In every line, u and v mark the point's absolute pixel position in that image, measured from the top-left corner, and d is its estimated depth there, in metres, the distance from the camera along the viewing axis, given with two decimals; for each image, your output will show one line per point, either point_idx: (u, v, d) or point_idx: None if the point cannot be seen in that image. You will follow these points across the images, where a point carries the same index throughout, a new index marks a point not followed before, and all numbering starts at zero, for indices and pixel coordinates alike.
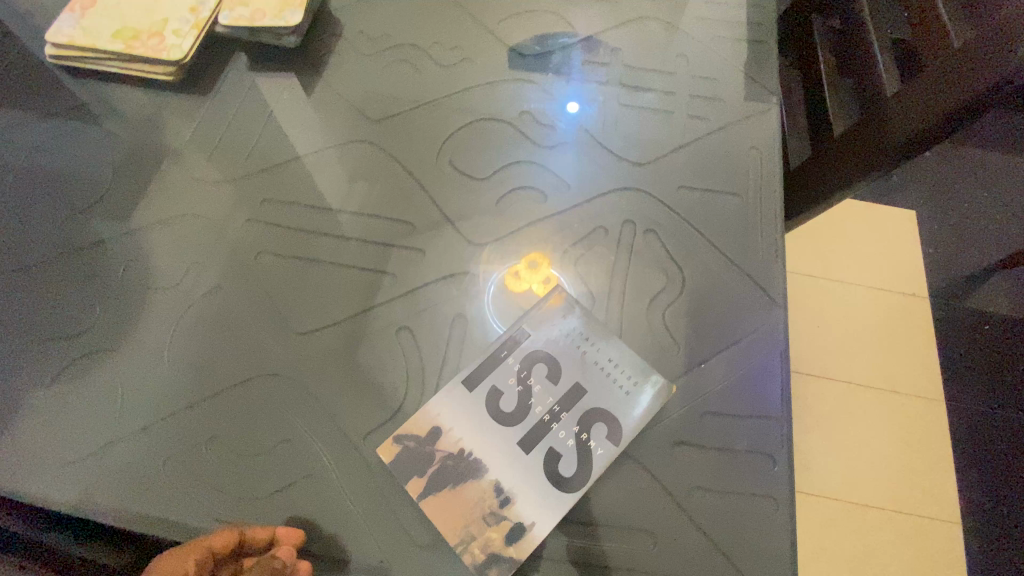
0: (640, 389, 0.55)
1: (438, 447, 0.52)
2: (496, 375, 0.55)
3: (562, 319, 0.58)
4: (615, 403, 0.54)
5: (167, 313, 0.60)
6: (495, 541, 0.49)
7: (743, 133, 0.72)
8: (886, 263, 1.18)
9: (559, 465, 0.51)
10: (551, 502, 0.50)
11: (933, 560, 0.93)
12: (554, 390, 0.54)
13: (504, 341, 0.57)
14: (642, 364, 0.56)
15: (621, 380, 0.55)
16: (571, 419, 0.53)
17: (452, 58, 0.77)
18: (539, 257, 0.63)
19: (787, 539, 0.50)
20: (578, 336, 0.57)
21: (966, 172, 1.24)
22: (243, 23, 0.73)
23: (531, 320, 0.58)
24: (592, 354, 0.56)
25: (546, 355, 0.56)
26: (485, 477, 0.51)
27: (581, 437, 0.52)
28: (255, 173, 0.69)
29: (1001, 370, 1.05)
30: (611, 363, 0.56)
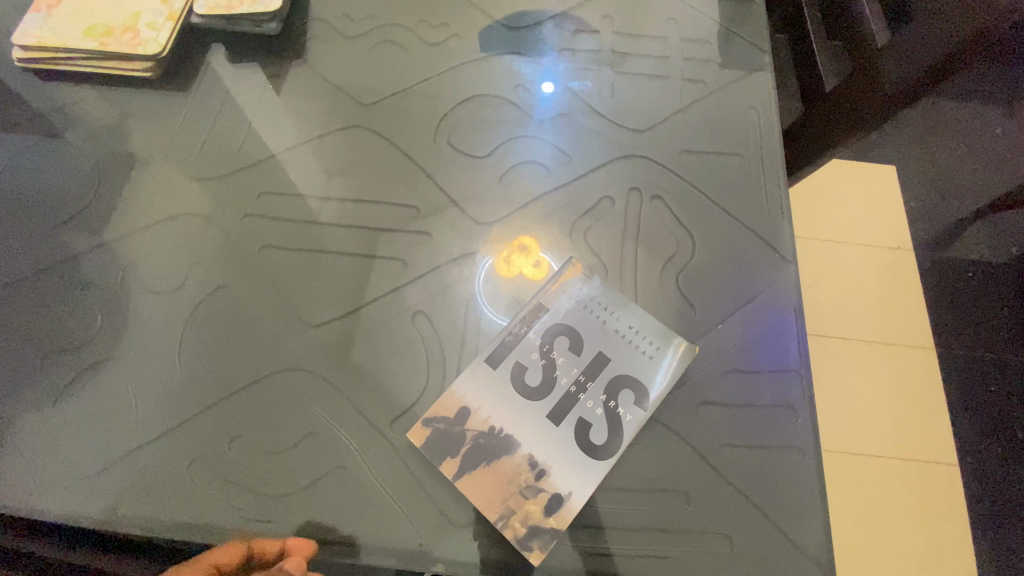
0: (662, 353, 0.55)
1: (468, 426, 0.52)
2: (518, 351, 0.55)
3: (578, 291, 0.58)
4: (639, 369, 0.54)
5: (172, 317, 0.59)
6: (535, 514, 0.49)
7: (738, 94, 0.72)
8: (875, 217, 1.20)
9: (590, 434, 0.51)
10: (587, 471, 0.50)
11: (940, 499, 0.96)
12: (578, 361, 0.54)
13: (522, 317, 0.57)
14: (663, 328, 0.56)
15: (643, 346, 0.55)
16: (597, 388, 0.53)
17: (439, 36, 0.75)
18: (529, 241, 0.62)
19: (816, 486, 0.51)
20: (596, 306, 0.57)
21: (945, 123, 1.26)
22: (220, 11, 0.71)
23: (548, 295, 0.58)
24: (611, 323, 0.56)
25: (566, 327, 0.56)
26: (518, 452, 0.51)
27: (609, 404, 0.52)
28: (250, 167, 0.67)
29: (987, 314, 1.09)
30: (632, 330, 0.56)
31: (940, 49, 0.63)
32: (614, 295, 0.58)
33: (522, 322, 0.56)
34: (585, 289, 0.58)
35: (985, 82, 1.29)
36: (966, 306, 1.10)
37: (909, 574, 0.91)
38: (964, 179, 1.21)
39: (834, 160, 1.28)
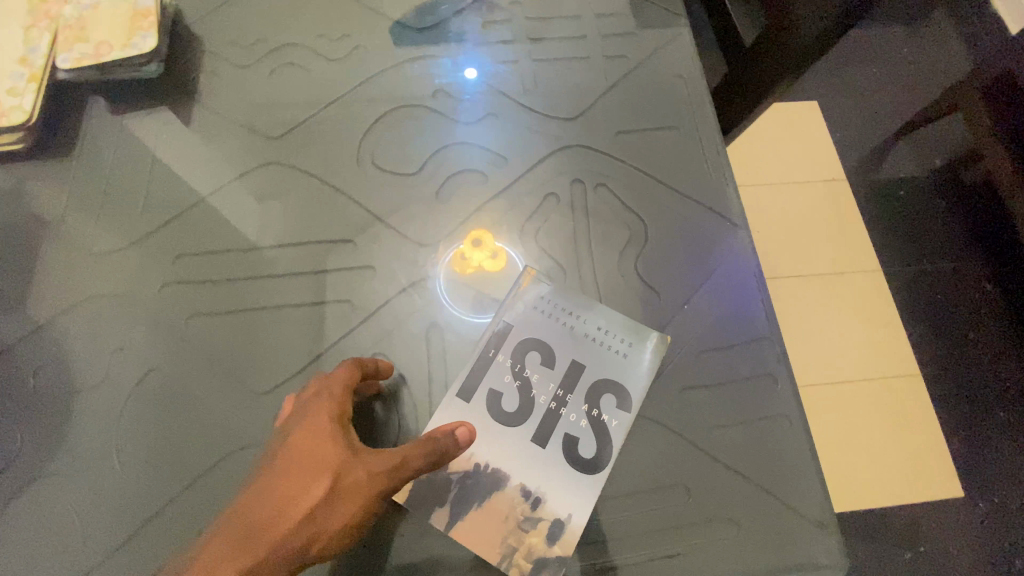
0: (636, 350, 0.54)
1: (452, 469, 0.49)
2: (490, 377, 0.52)
3: (540, 301, 0.56)
4: (615, 370, 0.53)
5: (105, 413, 0.53)
6: (538, 545, 0.47)
7: (662, 64, 0.70)
8: (810, 155, 1.22)
9: (579, 449, 0.50)
10: (582, 488, 0.49)
11: (914, 416, 1.00)
12: (553, 375, 0.52)
13: (487, 339, 0.54)
14: (631, 323, 0.55)
15: (615, 345, 0.54)
16: (578, 399, 0.51)
17: (341, 49, 0.70)
18: (482, 234, 0.60)
19: (806, 449, 0.51)
20: (561, 313, 0.55)
21: (856, 54, 1.30)
22: (88, 62, 0.62)
23: (509, 311, 0.55)
24: (579, 328, 0.55)
25: (534, 341, 0.54)
26: (510, 485, 0.48)
27: (593, 413, 0.51)
28: (160, 228, 0.61)
29: (923, 230, 1.14)
30: (601, 331, 0.55)
31: None
32: (576, 298, 0.56)
33: (488, 345, 0.54)
34: (546, 297, 0.56)
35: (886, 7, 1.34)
36: (905, 225, 1.15)
37: (897, 494, 0.95)
38: (882, 105, 1.26)
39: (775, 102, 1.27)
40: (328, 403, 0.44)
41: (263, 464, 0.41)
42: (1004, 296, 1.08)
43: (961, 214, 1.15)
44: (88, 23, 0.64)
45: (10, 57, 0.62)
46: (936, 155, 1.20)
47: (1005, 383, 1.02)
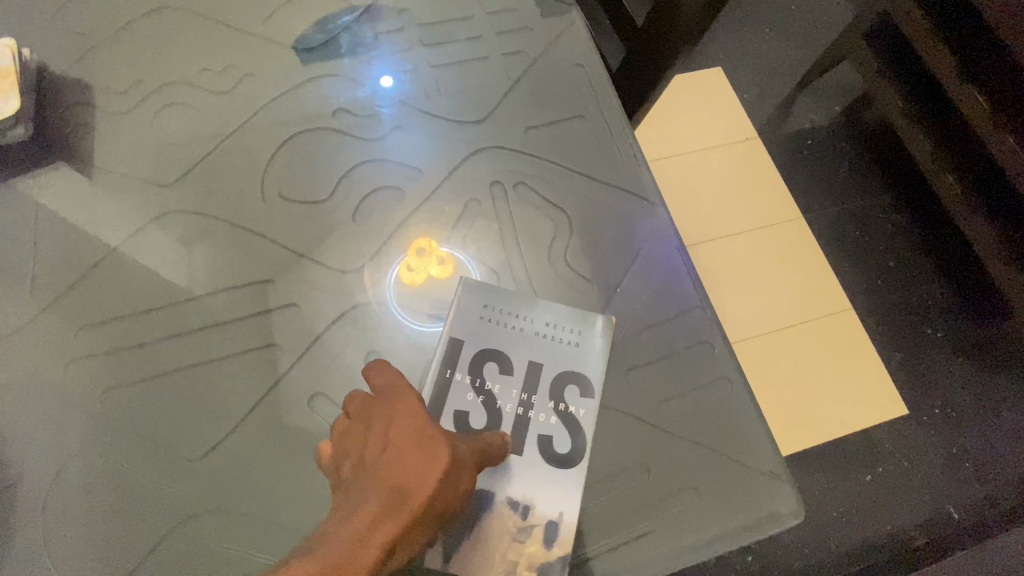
0: (588, 339, 0.54)
1: None
2: (454, 398, 0.52)
3: (484, 310, 0.56)
4: (573, 362, 0.54)
5: (27, 512, 0.49)
6: (536, 553, 0.46)
7: (560, 54, 0.71)
8: (720, 119, 1.27)
9: (554, 446, 0.50)
10: (566, 483, 0.49)
11: (850, 350, 1.07)
12: (514, 381, 0.53)
13: (441, 361, 0.53)
14: (579, 313, 0.56)
15: (567, 337, 0.55)
16: (543, 398, 0.52)
17: (230, 81, 0.66)
18: (426, 242, 0.60)
19: (751, 406, 0.54)
20: (508, 317, 0.55)
21: (747, 17, 1.37)
22: None
23: (458, 327, 0.55)
24: (528, 327, 0.55)
25: (488, 352, 0.54)
26: (498, 499, 0.48)
27: (560, 408, 0.52)
28: (56, 301, 0.56)
29: (831, 176, 1.22)
30: (550, 326, 0.55)
31: None
32: (519, 300, 0.56)
33: (444, 366, 0.53)
34: (490, 305, 0.56)
35: None
36: (815, 173, 1.22)
37: (847, 425, 1.01)
38: (776, 64, 1.33)
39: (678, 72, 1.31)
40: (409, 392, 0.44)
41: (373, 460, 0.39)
42: (913, 223, 1.17)
43: (864, 153, 1.24)
44: None
45: None
46: (832, 103, 1.28)
47: (925, 303, 1.11)
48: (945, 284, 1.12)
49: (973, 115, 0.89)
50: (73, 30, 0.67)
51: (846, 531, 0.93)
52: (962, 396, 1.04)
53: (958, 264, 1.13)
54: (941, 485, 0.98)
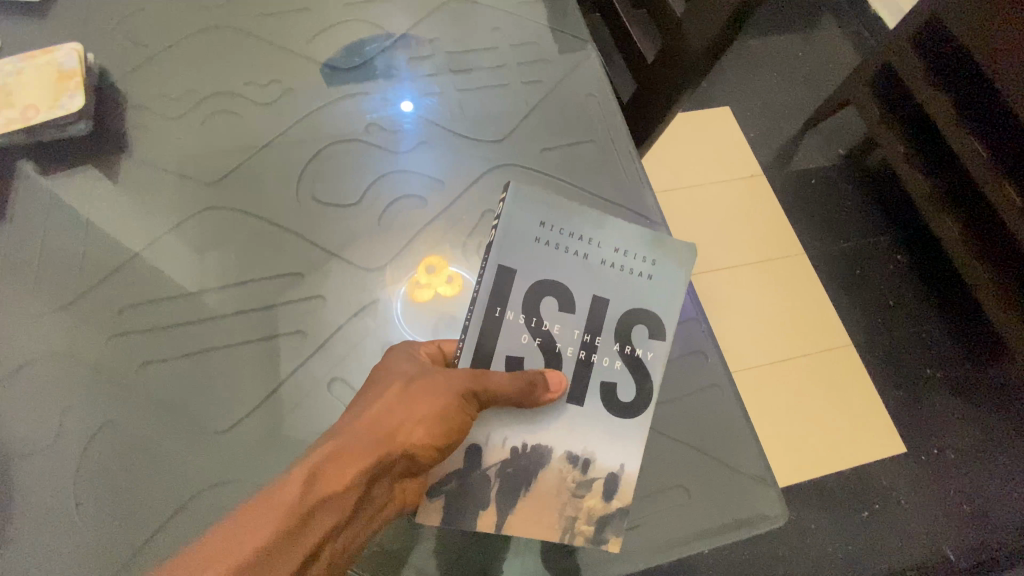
0: (660, 270, 0.50)
1: (490, 463, 0.46)
2: (505, 343, 0.47)
3: (539, 231, 0.48)
4: (647, 295, 0.50)
5: (57, 474, 0.53)
6: (596, 506, 0.48)
7: (576, 85, 0.77)
8: (725, 154, 1.33)
9: (618, 394, 0.49)
10: (626, 434, 0.48)
11: (844, 380, 1.10)
12: (577, 320, 0.49)
13: (484, 300, 0.47)
14: (647, 234, 0.51)
15: (638, 267, 0.50)
16: (608, 340, 0.49)
17: (273, 93, 0.73)
18: (436, 260, 0.65)
19: (740, 413, 0.57)
20: (568, 241, 0.49)
21: (754, 62, 1.45)
22: (15, 127, 0.63)
23: (508, 258, 0.47)
24: (594, 254, 0.49)
25: (548, 283, 0.48)
26: (556, 458, 0.47)
27: (627, 351, 0.49)
28: (99, 283, 0.61)
29: (832, 213, 1.27)
30: (619, 253, 0.50)
31: (723, 14, 0.69)
32: (582, 223, 0.49)
33: (490, 307, 0.47)
34: (549, 226, 0.49)
35: (773, 22, 1.50)
36: (817, 210, 1.28)
37: (838, 452, 1.04)
38: (780, 107, 1.40)
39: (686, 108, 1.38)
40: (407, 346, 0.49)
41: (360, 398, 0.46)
42: (913, 264, 1.21)
43: (867, 194, 1.29)
44: (12, 88, 0.64)
45: None
46: (835, 146, 1.35)
47: (921, 340, 1.14)
48: (941, 323, 1.15)
49: (972, 162, 0.94)
50: (131, 41, 0.74)
51: (833, 559, 0.95)
52: (954, 432, 1.06)
53: (957, 305, 1.16)
54: (930, 521, 0.99)
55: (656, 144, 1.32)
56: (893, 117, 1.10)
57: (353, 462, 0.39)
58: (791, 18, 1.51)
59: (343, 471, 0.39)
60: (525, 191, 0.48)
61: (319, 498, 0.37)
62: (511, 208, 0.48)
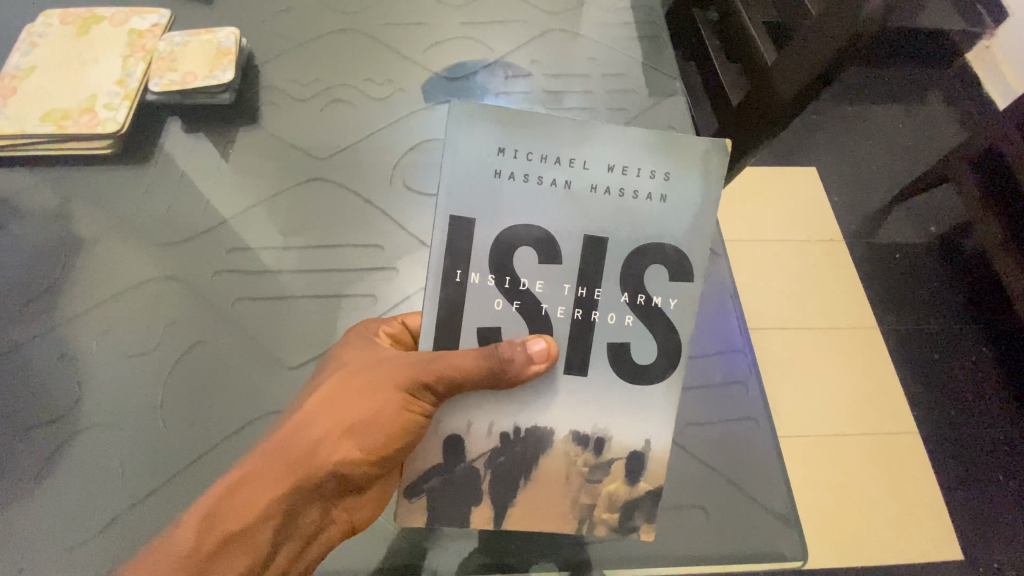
0: (672, 186, 0.43)
1: (478, 452, 0.45)
2: (475, 308, 0.44)
3: (499, 161, 0.42)
4: (658, 222, 0.43)
5: (156, 378, 0.64)
6: (617, 491, 0.46)
7: (658, 118, 0.81)
8: (803, 211, 1.30)
9: (630, 356, 0.44)
10: (641, 409, 0.45)
11: (903, 465, 1.02)
12: (565, 273, 0.44)
13: (441, 261, 0.43)
14: (645, 137, 0.43)
15: (644, 188, 0.43)
16: (613, 295, 0.44)
17: (385, 91, 0.82)
18: None
19: (774, 451, 0.59)
20: (541, 167, 0.43)
21: (848, 128, 1.43)
22: (175, 88, 0.75)
23: (466, 204, 0.42)
24: (580, 175, 0.43)
25: (522, 226, 0.43)
26: (561, 440, 0.45)
27: (637, 301, 0.44)
28: (214, 228, 0.72)
29: (914, 290, 1.22)
30: (612, 171, 0.43)
31: (817, 64, 0.70)
32: (557, 138, 0.42)
33: (449, 272, 0.43)
34: (510, 150, 0.42)
35: (873, 90, 1.48)
36: (899, 285, 1.22)
37: (885, 539, 0.96)
38: (870, 174, 1.37)
39: (770, 161, 1.38)
40: (352, 348, 0.52)
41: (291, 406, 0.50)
42: (998, 359, 1.13)
43: (954, 279, 1.23)
44: (178, 56, 0.76)
45: (111, 79, 0.75)
46: (929, 223, 1.29)
47: (993, 439, 1.06)
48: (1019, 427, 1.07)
49: None
50: (277, 32, 0.86)
51: None
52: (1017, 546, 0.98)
53: None
54: None
55: (731, 186, 1.32)
56: (997, 199, 1.04)
57: (274, 481, 0.45)
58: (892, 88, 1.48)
59: (260, 499, 0.45)
60: (471, 111, 0.42)
61: (224, 534, 0.44)
62: (458, 139, 0.42)
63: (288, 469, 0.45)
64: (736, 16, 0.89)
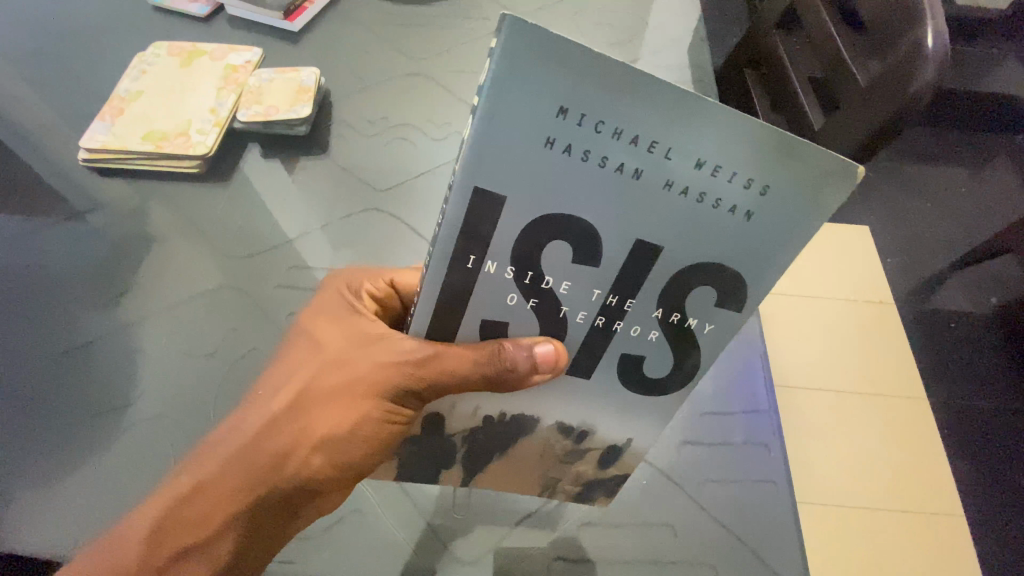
0: (766, 202, 0.35)
1: (461, 426, 0.53)
2: (487, 297, 0.41)
3: (555, 126, 0.32)
4: (731, 237, 0.37)
5: (210, 379, 0.70)
6: (586, 471, 0.55)
7: None
8: (854, 272, 1.26)
9: (643, 367, 0.45)
10: (630, 415, 0.50)
11: (944, 550, 0.97)
12: (598, 277, 0.40)
13: (453, 245, 0.37)
14: (763, 132, 0.32)
15: (729, 197, 0.35)
16: (646, 309, 0.42)
17: (443, 132, 0.88)
18: None
19: (791, 516, 0.60)
20: (611, 145, 0.32)
21: (905, 188, 1.42)
22: (259, 118, 0.83)
23: (500, 172, 0.34)
24: (657, 165, 0.33)
25: (564, 219, 0.36)
26: (545, 428, 0.52)
27: (669, 319, 0.42)
28: (277, 246, 0.79)
29: (968, 363, 1.18)
30: (701, 168, 0.33)
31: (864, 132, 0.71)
32: (643, 110, 0.31)
33: (460, 257, 0.38)
34: (576, 115, 0.31)
35: (926, 158, 1.48)
36: (953, 355, 1.19)
37: None
38: (924, 240, 1.35)
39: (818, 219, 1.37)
40: (320, 333, 0.56)
41: (254, 405, 0.54)
42: None
43: (1012, 355, 1.19)
44: (265, 91, 0.85)
45: (205, 108, 0.84)
46: (990, 295, 1.26)
47: None
48: None
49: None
50: (352, 73, 0.94)
51: None
52: None
53: None
54: None
55: None
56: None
57: (240, 489, 0.49)
58: (944, 158, 1.48)
59: (221, 512, 0.49)
60: (538, 45, 0.29)
61: (185, 543, 0.49)
62: (509, 87, 0.30)
63: (259, 477, 0.50)
64: (784, 78, 0.91)
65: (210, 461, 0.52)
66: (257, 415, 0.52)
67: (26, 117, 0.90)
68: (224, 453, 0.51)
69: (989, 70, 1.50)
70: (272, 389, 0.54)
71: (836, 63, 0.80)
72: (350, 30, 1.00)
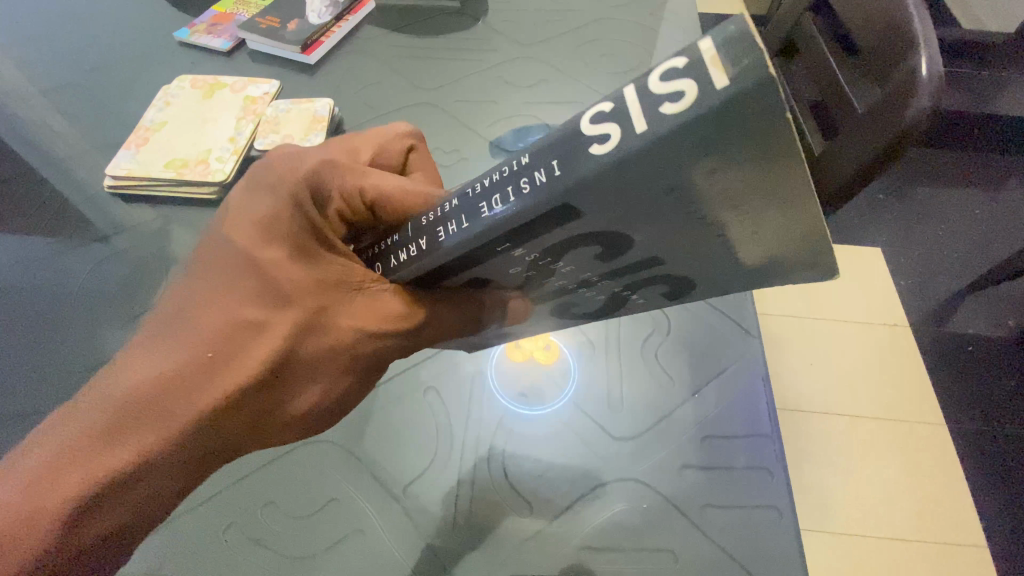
0: (768, 265, 0.36)
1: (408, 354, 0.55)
2: (495, 264, 0.41)
3: (689, 180, 0.29)
4: (723, 262, 0.37)
5: None
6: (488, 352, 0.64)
7: None
8: (865, 295, 1.25)
9: (571, 310, 0.53)
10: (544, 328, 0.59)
11: None
12: (599, 266, 0.41)
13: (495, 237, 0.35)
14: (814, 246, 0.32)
15: (746, 251, 0.35)
16: (608, 286, 0.46)
17: (452, 158, 0.91)
18: None
19: (793, 542, 0.60)
20: (709, 204, 0.31)
21: (918, 210, 1.42)
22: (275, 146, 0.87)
23: (607, 200, 0.31)
24: (725, 224, 0.33)
25: (611, 238, 0.36)
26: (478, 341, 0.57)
27: (620, 292, 0.47)
28: None
29: (987, 389, 1.15)
30: (752, 240, 0.34)
31: (863, 157, 0.72)
32: (769, 198, 0.29)
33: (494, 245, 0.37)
34: (713, 181, 0.29)
35: (936, 181, 1.48)
36: (970, 380, 1.16)
37: None
38: (936, 262, 1.33)
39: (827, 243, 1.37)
40: (284, 278, 0.48)
41: (200, 360, 0.46)
42: None
43: None
44: (281, 120, 0.90)
45: (224, 137, 0.88)
46: (1005, 319, 1.24)
47: None
48: None
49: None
50: (365, 103, 0.98)
51: None
52: None
53: None
54: None
55: None
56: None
57: (193, 461, 0.46)
58: (954, 180, 1.48)
59: (170, 486, 0.46)
60: (760, 123, 0.25)
61: (121, 519, 0.44)
62: (691, 129, 0.26)
63: (227, 445, 0.48)
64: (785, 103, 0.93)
65: (146, 429, 0.44)
66: (222, 379, 0.46)
67: (57, 145, 0.94)
68: (172, 424, 0.44)
69: (999, 92, 1.50)
70: (232, 345, 0.47)
71: (836, 90, 0.81)
72: (365, 62, 1.04)
